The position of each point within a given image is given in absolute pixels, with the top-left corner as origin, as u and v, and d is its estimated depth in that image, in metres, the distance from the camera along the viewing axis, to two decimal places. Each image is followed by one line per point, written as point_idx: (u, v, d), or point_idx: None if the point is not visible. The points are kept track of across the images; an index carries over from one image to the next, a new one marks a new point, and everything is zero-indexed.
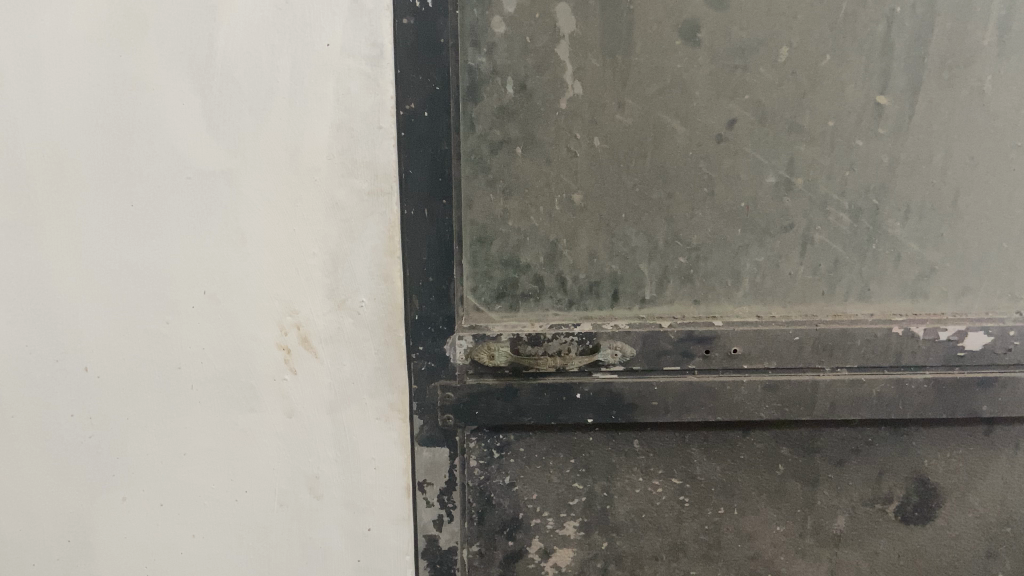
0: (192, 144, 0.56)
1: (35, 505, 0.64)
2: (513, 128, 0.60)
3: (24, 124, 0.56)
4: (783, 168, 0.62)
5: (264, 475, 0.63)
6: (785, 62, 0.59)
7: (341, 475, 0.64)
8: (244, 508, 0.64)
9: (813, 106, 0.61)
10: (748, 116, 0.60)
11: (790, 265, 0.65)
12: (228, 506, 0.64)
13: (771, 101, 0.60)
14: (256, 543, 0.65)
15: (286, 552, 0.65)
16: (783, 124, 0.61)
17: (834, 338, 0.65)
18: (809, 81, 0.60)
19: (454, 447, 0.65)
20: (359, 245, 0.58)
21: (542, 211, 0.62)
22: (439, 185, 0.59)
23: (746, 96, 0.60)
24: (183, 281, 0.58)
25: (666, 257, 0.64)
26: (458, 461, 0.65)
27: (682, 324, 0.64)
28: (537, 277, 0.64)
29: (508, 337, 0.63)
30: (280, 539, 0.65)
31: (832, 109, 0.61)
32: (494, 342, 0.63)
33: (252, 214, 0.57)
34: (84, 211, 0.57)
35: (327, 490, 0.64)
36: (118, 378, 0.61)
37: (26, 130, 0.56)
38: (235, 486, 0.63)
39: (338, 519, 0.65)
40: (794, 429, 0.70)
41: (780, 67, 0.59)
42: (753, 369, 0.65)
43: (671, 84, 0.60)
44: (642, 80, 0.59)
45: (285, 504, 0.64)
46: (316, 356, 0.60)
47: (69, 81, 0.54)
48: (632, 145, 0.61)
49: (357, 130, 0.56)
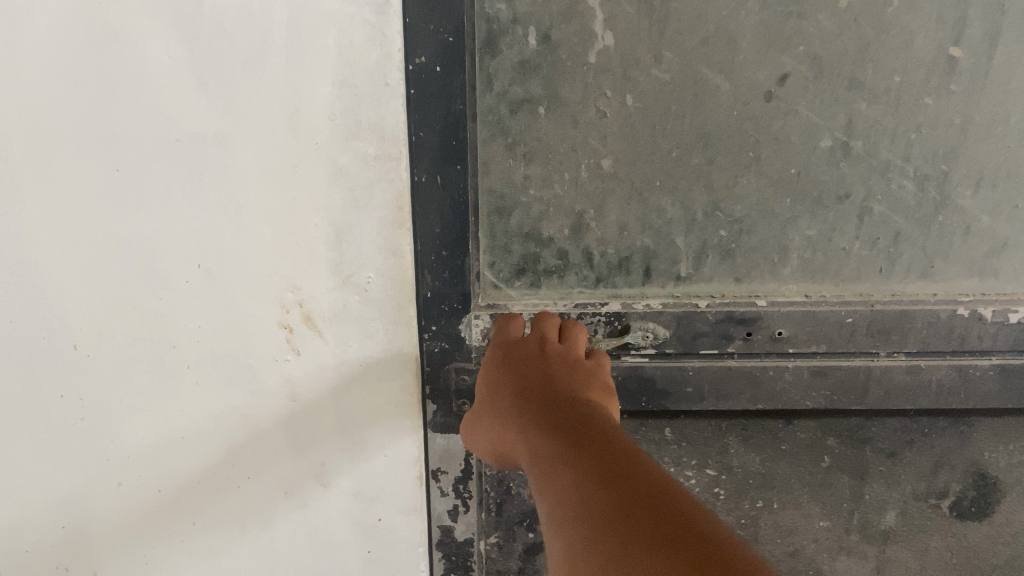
0: (180, 104, 0.50)
1: (31, 487, 0.62)
2: (534, 85, 0.54)
3: None
4: (840, 130, 0.55)
5: (265, 460, 0.61)
6: (847, 8, 0.51)
7: (350, 462, 0.61)
8: (246, 494, 0.62)
9: (876, 59, 0.53)
10: (801, 71, 0.53)
11: (844, 240, 0.58)
12: (231, 492, 0.62)
13: (830, 53, 0.53)
14: (259, 530, 0.64)
15: (292, 542, 0.64)
16: (842, 80, 0.54)
17: (891, 320, 0.58)
18: (876, 30, 0.52)
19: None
20: (365, 216, 0.53)
21: (567, 178, 0.56)
22: (453, 150, 0.53)
23: (800, 47, 0.53)
24: (175, 254, 0.54)
25: (705, 230, 0.57)
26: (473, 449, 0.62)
27: (721, 304, 0.58)
28: (560, 252, 0.58)
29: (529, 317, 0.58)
30: (285, 528, 0.64)
31: (901, 62, 0.53)
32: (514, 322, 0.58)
33: (248, 181, 0.52)
34: (65, 181, 0.53)
35: (334, 479, 0.62)
36: (111, 358, 0.58)
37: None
38: (236, 473, 0.61)
39: (349, 509, 0.63)
40: (843, 419, 0.64)
41: (841, 14, 0.52)
42: (799, 353, 0.59)
43: (715, 34, 0.52)
44: (682, 30, 0.52)
45: (290, 492, 0.62)
46: (320, 336, 0.57)
47: (42, 31, 0.49)
48: (669, 104, 0.54)
49: (361, 88, 0.50)
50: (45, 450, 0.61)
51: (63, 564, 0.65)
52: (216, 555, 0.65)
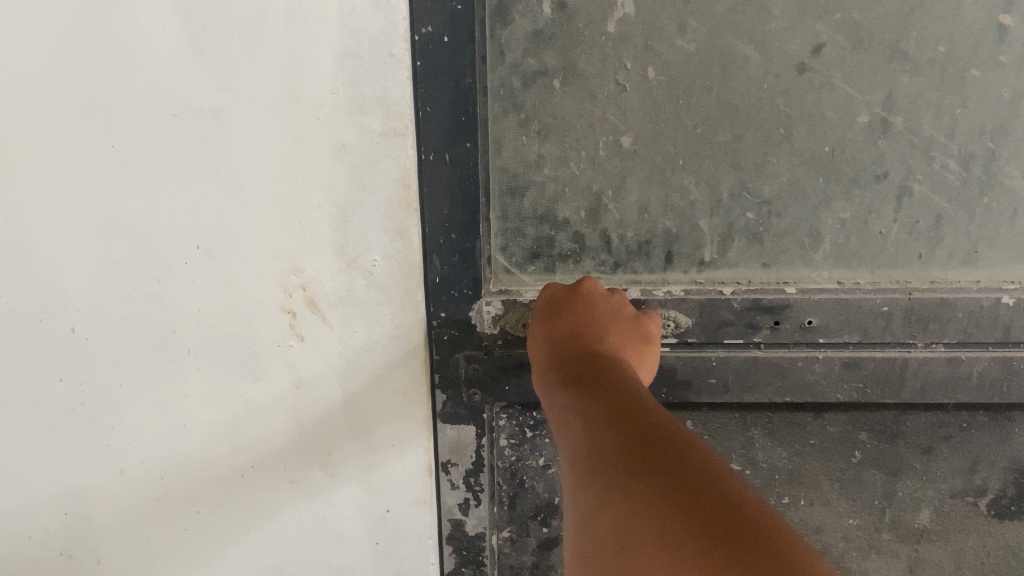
0: (175, 76, 0.48)
1: (30, 475, 0.62)
2: (549, 57, 0.50)
3: None
4: (879, 104, 0.51)
5: (269, 449, 0.59)
6: None
7: (357, 453, 0.59)
8: (250, 485, 0.61)
9: (920, 27, 0.49)
10: (838, 41, 0.49)
11: (881, 222, 0.54)
12: (234, 483, 0.61)
13: (869, 21, 0.49)
14: (265, 521, 0.62)
15: (298, 532, 0.63)
16: (882, 51, 0.50)
17: (930, 308, 0.54)
18: None
19: (480, 425, 0.59)
20: (371, 195, 0.51)
21: (584, 156, 0.53)
22: (462, 126, 0.50)
23: (838, 14, 0.49)
24: (174, 235, 0.52)
25: (732, 212, 0.54)
26: (485, 440, 0.60)
27: (747, 291, 0.54)
28: (577, 235, 0.55)
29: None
30: (290, 519, 0.62)
31: (948, 30, 0.49)
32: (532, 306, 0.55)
33: (249, 159, 0.50)
34: (58, 159, 0.51)
35: (341, 469, 0.60)
36: (111, 342, 0.56)
37: None
38: (239, 462, 0.60)
39: (356, 500, 0.61)
40: (877, 413, 0.60)
41: None
42: (830, 343, 0.55)
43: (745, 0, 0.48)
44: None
45: (296, 482, 0.60)
46: (325, 321, 0.55)
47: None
48: (694, 76, 0.50)
49: (365, 60, 0.47)
50: (43, 437, 0.60)
51: (66, 552, 0.64)
52: (220, 546, 0.63)
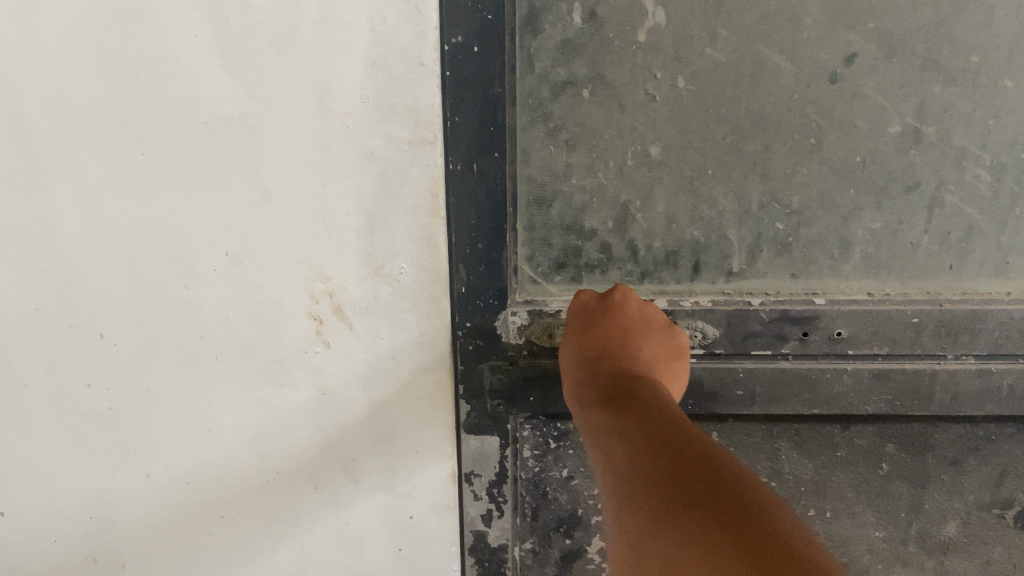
0: (205, 85, 0.48)
1: (55, 479, 0.64)
2: (578, 67, 0.50)
3: (20, 62, 0.49)
4: (912, 114, 0.50)
5: (293, 454, 0.60)
6: None
7: (380, 459, 0.60)
8: (274, 489, 0.62)
9: (953, 37, 0.48)
10: (870, 50, 0.49)
11: (911, 233, 0.54)
12: (258, 486, 0.62)
13: (903, 31, 0.48)
14: (287, 527, 0.63)
15: (320, 538, 0.63)
16: (915, 60, 0.49)
17: (961, 320, 0.54)
18: (952, 4, 0.48)
19: (504, 436, 0.59)
20: (398, 203, 0.51)
21: (611, 165, 0.53)
22: (490, 136, 0.50)
23: (870, 24, 0.48)
24: (202, 241, 0.53)
25: (760, 222, 0.54)
26: (509, 451, 0.60)
27: (775, 303, 0.54)
28: (603, 245, 0.55)
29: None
30: (314, 522, 0.63)
31: (983, 40, 0.48)
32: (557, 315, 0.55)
33: (278, 167, 0.50)
34: (89, 169, 0.52)
35: (364, 474, 0.60)
36: (138, 348, 0.58)
37: (22, 65, 0.49)
38: (264, 467, 0.61)
39: (379, 506, 0.62)
40: (904, 425, 0.59)
41: None
42: (860, 355, 0.55)
43: (776, 10, 0.48)
44: (740, 6, 0.48)
45: (319, 488, 0.61)
46: (351, 327, 0.55)
47: (66, 6, 0.47)
48: (724, 86, 0.50)
49: (395, 68, 0.47)
50: (68, 440, 0.62)
51: (91, 555, 0.66)
52: (242, 551, 0.65)
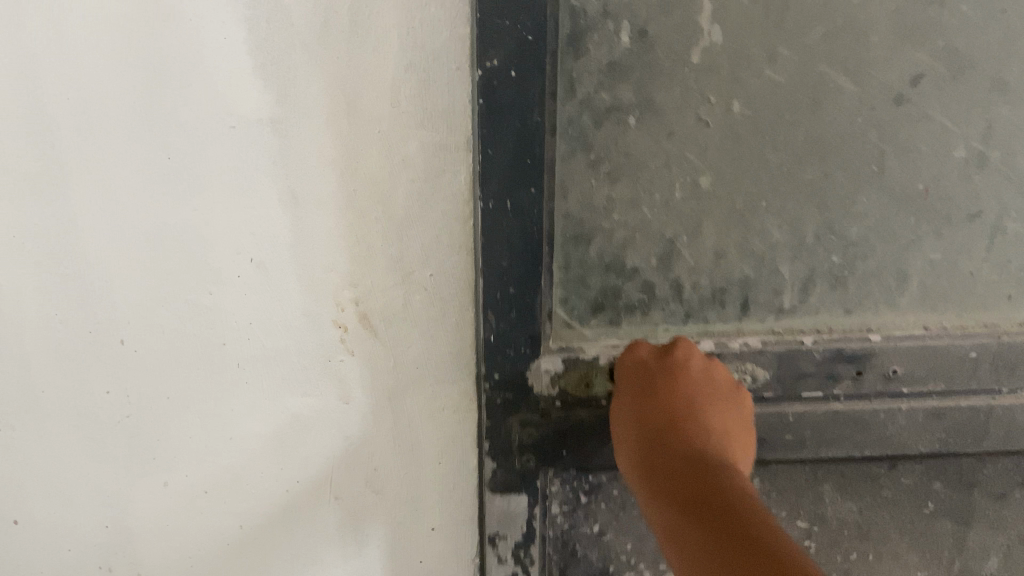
0: (234, 87, 0.46)
1: (71, 489, 0.64)
2: (624, 90, 0.50)
3: (40, 62, 0.46)
4: (977, 138, 0.53)
5: (314, 463, 0.61)
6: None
7: (402, 467, 0.61)
8: (295, 498, 0.62)
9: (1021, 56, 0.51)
10: (938, 70, 0.50)
11: (971, 263, 0.57)
12: (278, 498, 0.63)
13: (970, 49, 0.50)
14: (303, 535, 0.64)
15: (335, 545, 0.65)
16: (983, 81, 0.51)
17: (1020, 353, 0.57)
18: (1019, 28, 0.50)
19: (533, 496, 0.61)
20: (428, 210, 0.50)
21: (658, 197, 0.54)
22: (527, 169, 0.49)
23: (938, 41, 0.50)
24: (227, 248, 0.52)
25: (814, 258, 0.56)
26: (537, 509, 0.62)
27: (827, 343, 0.56)
28: (645, 285, 0.57)
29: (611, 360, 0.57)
30: (331, 531, 0.64)
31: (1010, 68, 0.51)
32: (593, 365, 0.57)
33: (307, 173, 0.49)
34: (109, 174, 0.50)
35: (387, 486, 0.62)
36: (160, 353, 0.57)
37: (44, 66, 0.46)
38: (285, 476, 0.62)
39: (399, 517, 0.63)
40: (954, 459, 0.62)
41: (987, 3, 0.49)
42: (913, 394, 0.58)
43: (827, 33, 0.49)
44: (802, 25, 0.49)
45: (340, 498, 0.62)
46: (375, 336, 0.55)
47: (89, 6, 0.44)
48: (781, 109, 0.51)
49: (432, 72, 0.46)
50: (86, 447, 0.62)
51: (105, 565, 0.68)
52: (261, 565, 0.66)
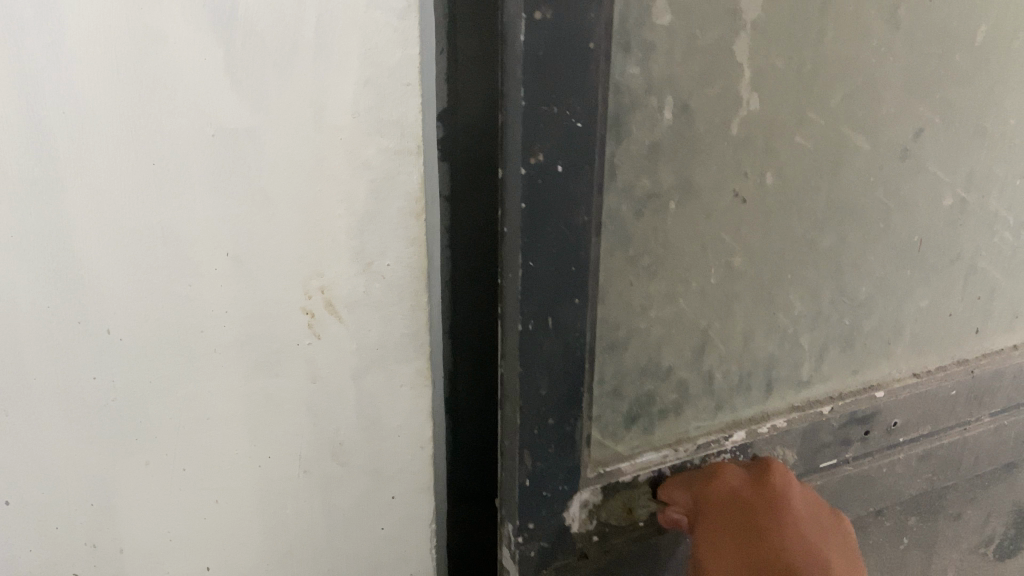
0: (213, 99, 0.53)
1: (62, 470, 0.64)
2: (661, 174, 0.69)
3: (36, 76, 0.50)
4: (960, 184, 0.86)
5: (287, 440, 0.69)
6: (981, 49, 0.79)
7: (363, 437, 0.72)
8: (267, 473, 0.70)
9: (996, 105, 0.84)
10: (931, 125, 0.80)
11: (958, 291, 0.93)
12: (253, 472, 0.69)
13: (958, 100, 0.81)
14: (276, 508, 0.72)
15: (302, 515, 0.73)
16: (971, 124, 0.83)
17: (984, 387, 0.98)
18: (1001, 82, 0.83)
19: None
20: (387, 207, 0.62)
21: (694, 288, 0.76)
22: (570, 273, 0.65)
23: (937, 97, 0.79)
24: (206, 242, 0.59)
25: (830, 326, 0.86)
26: None
27: (845, 406, 0.89)
28: (681, 383, 0.81)
29: (642, 481, 0.80)
30: (299, 500, 0.72)
31: (967, 133, 0.84)
32: (630, 489, 0.80)
33: (277, 175, 0.57)
34: (102, 177, 0.54)
35: (350, 457, 0.72)
36: (146, 338, 0.61)
37: (41, 79, 0.50)
38: (258, 452, 0.69)
39: (361, 484, 0.74)
40: (946, 472, 1.00)
41: (976, 57, 0.80)
42: (907, 437, 0.95)
43: (833, 109, 0.74)
44: (824, 94, 0.73)
45: (308, 471, 0.71)
46: (340, 319, 0.65)
47: (83, 27, 0.49)
48: (822, 167, 0.76)
49: (387, 89, 0.57)
50: (77, 431, 0.63)
51: (89, 541, 0.67)
52: (233, 539, 0.72)
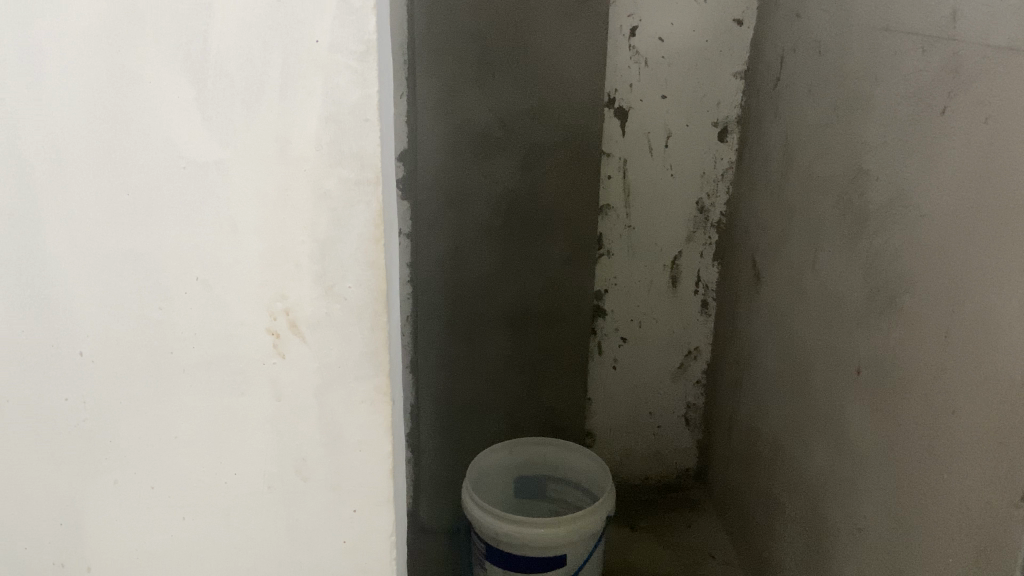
0: (186, 137, 0.61)
1: (30, 485, 0.71)
2: None
3: (29, 126, 0.60)
4: None
5: (254, 458, 0.71)
6: None
7: (328, 459, 0.71)
8: (235, 489, 0.72)
9: None
10: None
11: None
12: (219, 489, 0.72)
13: None
14: (242, 526, 0.73)
15: (268, 534, 0.73)
16: None
17: None
18: None
19: None
20: (346, 232, 0.63)
21: None
22: None
23: None
24: (177, 268, 0.64)
25: None
26: None
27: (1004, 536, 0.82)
28: None
29: None
30: (265, 518, 0.73)
31: None
32: None
33: (245, 204, 0.62)
34: (80, 210, 0.62)
35: (313, 473, 0.71)
36: (116, 361, 0.67)
37: (31, 128, 0.60)
38: (225, 470, 0.71)
39: (326, 499, 0.72)
40: None
41: None
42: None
43: None
44: None
45: (273, 487, 0.72)
46: (303, 340, 0.67)
47: (69, 82, 0.59)
48: None
49: (347, 123, 0.60)
50: (47, 450, 0.70)
51: (56, 561, 0.74)
52: (199, 552, 0.74)
